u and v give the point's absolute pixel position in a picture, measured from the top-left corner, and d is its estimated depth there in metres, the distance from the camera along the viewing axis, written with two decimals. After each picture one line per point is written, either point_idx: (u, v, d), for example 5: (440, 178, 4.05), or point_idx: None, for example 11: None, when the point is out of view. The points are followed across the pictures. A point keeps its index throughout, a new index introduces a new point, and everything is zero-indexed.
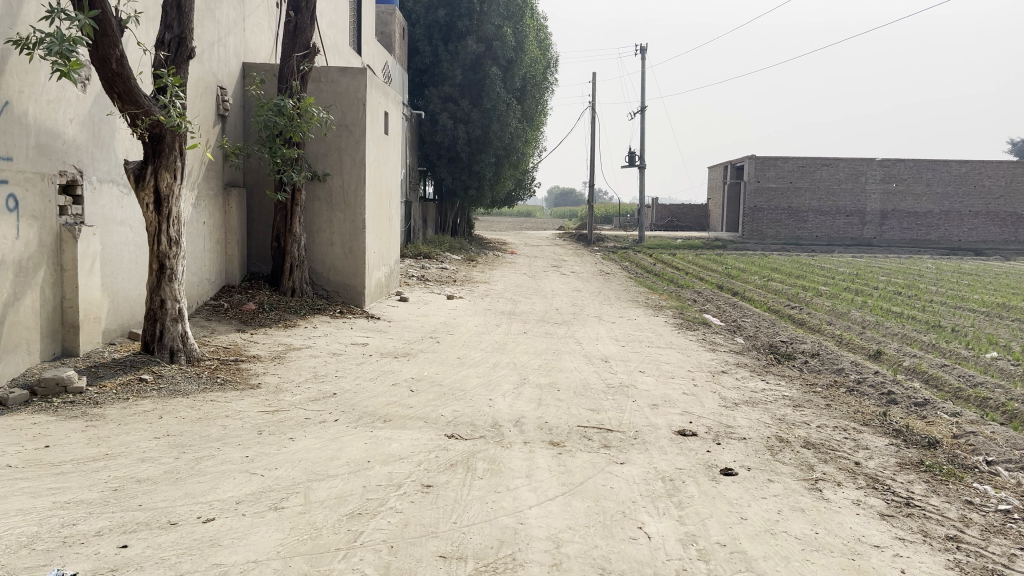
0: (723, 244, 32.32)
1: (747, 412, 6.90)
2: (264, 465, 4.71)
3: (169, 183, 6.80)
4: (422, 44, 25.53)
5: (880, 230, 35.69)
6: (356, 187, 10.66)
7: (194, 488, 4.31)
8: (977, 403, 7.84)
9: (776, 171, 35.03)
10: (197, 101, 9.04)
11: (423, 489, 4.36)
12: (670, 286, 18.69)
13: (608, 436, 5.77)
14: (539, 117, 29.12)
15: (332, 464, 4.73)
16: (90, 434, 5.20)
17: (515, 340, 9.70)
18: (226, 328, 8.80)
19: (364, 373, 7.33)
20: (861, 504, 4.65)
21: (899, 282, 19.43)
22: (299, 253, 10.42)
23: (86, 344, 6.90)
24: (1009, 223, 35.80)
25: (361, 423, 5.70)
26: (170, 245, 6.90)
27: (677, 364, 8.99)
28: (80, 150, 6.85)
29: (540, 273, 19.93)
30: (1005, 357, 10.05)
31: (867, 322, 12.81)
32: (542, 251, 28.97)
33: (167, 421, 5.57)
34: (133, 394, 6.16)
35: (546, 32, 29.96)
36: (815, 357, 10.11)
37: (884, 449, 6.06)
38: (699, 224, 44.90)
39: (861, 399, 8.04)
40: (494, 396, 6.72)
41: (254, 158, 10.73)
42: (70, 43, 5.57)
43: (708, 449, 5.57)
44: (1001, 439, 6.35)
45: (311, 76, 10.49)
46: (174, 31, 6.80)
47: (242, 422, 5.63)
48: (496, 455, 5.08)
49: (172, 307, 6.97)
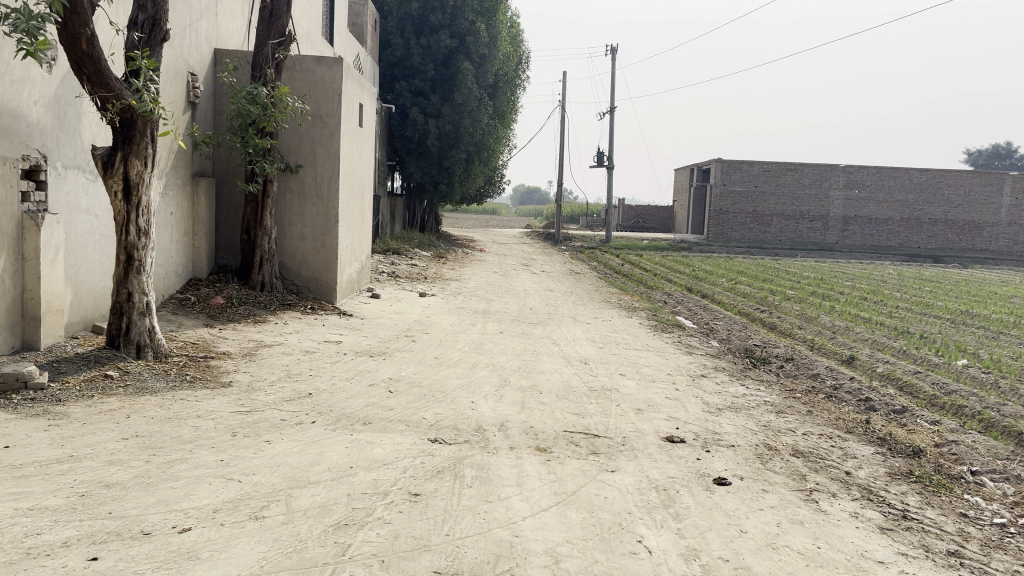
0: (689, 246, 32.41)
1: (731, 418, 6.78)
2: (240, 471, 4.46)
3: (139, 171, 6.50)
4: (395, 36, 25.19)
5: (842, 235, 36.09)
6: (330, 180, 10.39)
7: (167, 494, 4.06)
8: (954, 411, 7.79)
9: (742, 175, 35.22)
10: (167, 86, 8.74)
11: (411, 498, 4.16)
12: (639, 287, 18.58)
13: (596, 442, 5.61)
14: (510, 115, 28.92)
15: (313, 470, 4.50)
16: (52, 434, 4.91)
17: (491, 340, 9.50)
18: (193, 323, 8.49)
19: (340, 372, 7.10)
20: (858, 517, 4.54)
21: (864, 288, 19.57)
22: (270, 246, 10.12)
23: (47, 338, 6.58)
24: (967, 231, 36.34)
25: (340, 426, 5.47)
26: (139, 235, 6.60)
27: (657, 367, 8.87)
28: (45, 134, 6.53)
29: (511, 272, 19.75)
30: (976, 365, 10.08)
31: (838, 327, 12.83)
32: (511, 249, 28.72)
33: (135, 421, 5.30)
34: (98, 392, 5.87)
35: (519, 28, 29.79)
36: (791, 362, 10.07)
37: (871, 458, 5.97)
38: (665, 226, 45.05)
39: (840, 405, 7.98)
40: (476, 398, 6.53)
41: (224, 147, 10.41)
42: (38, 21, 5.24)
43: (698, 457, 5.45)
44: (983, 449, 6.29)
45: (285, 65, 10.19)
46: (149, 12, 6.48)
47: (215, 422, 5.38)
48: (483, 462, 4.89)
49: (140, 301, 6.68)
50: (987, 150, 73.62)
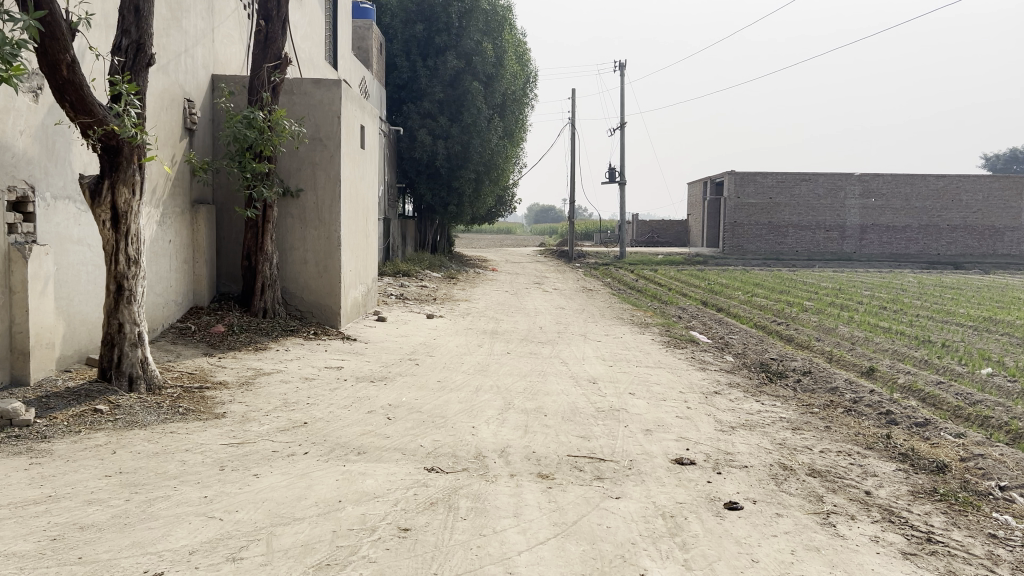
0: (704, 260, 32.05)
1: (745, 436, 6.51)
2: (224, 508, 4.25)
3: (127, 199, 6.36)
4: (400, 59, 25.18)
5: (860, 244, 35.65)
6: (331, 202, 10.25)
7: (143, 536, 3.85)
8: (980, 422, 7.47)
9: (755, 187, 34.90)
10: (162, 112, 8.61)
11: (400, 534, 3.94)
12: (653, 303, 18.31)
13: (600, 466, 5.36)
14: (518, 133, 28.82)
15: (299, 506, 4.27)
16: (32, 473, 4.72)
17: (498, 362, 9.26)
18: (193, 353, 8.32)
19: (339, 400, 6.88)
20: (879, 541, 4.26)
21: (883, 296, 19.21)
22: (271, 272, 9.95)
23: (37, 372, 6.43)
24: (987, 237, 35.82)
25: (333, 456, 5.26)
26: (129, 264, 6.44)
27: (668, 385, 8.60)
28: (32, 164, 6.40)
29: (522, 291, 19.53)
30: (1000, 373, 9.75)
31: (856, 338, 12.50)
32: (524, 268, 28.44)
33: (120, 457, 5.10)
34: (86, 427, 5.68)
35: (525, 48, 29.73)
36: (808, 376, 9.76)
37: (892, 476, 5.67)
38: (679, 240, 44.74)
39: (860, 419, 7.68)
40: (477, 423, 6.29)
41: (223, 173, 10.29)
42: (13, 47, 5.06)
43: (709, 480, 5.19)
44: (1011, 463, 5.99)
45: (283, 88, 10.08)
46: (132, 36, 6.35)
47: (203, 456, 5.18)
48: (480, 491, 4.65)
49: (131, 331, 6.50)
50: (1003, 154, 72.95)
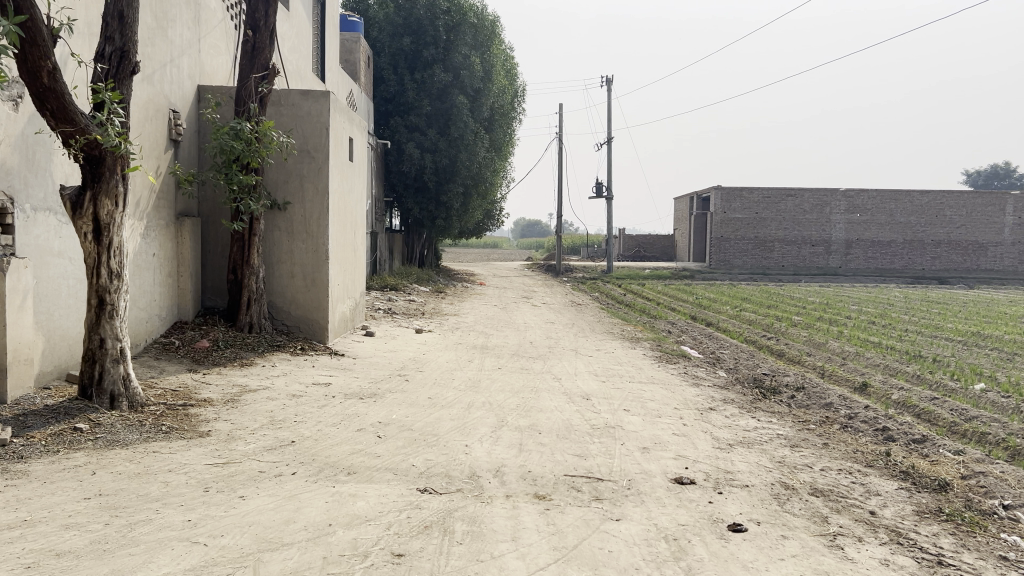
0: (691, 275, 32.02)
1: (744, 454, 6.37)
2: (208, 532, 4.06)
3: (110, 211, 6.17)
4: (388, 72, 25.01)
5: (845, 259, 35.73)
6: (320, 215, 10.09)
7: (123, 563, 3.66)
8: (977, 439, 7.35)
9: (742, 202, 34.93)
10: (146, 123, 8.43)
11: (394, 560, 3.77)
12: (642, 317, 18.20)
13: (599, 486, 5.20)
14: (506, 147, 28.74)
15: (288, 530, 4.09)
16: (7, 496, 4.51)
17: (488, 378, 9.09)
18: (176, 368, 8.11)
19: (327, 418, 6.69)
20: (889, 565, 4.13)
21: (871, 311, 19.19)
22: (258, 286, 9.76)
23: (15, 389, 6.21)
24: (971, 252, 36.01)
25: (322, 476, 5.08)
26: (111, 278, 6.25)
27: (662, 401, 8.45)
28: (11, 174, 6.22)
29: (511, 305, 19.40)
30: (994, 389, 9.60)
31: (847, 353, 12.42)
32: (511, 282, 28.26)
33: (100, 478, 4.90)
34: (65, 446, 5.48)
35: (513, 62, 29.70)
36: (801, 392, 9.63)
37: (895, 495, 5.54)
38: (666, 254, 44.81)
39: (857, 436, 7.54)
40: (470, 442, 6.11)
41: (208, 186, 10.11)
42: None
43: (710, 500, 5.04)
44: (1013, 480, 5.88)
45: (270, 99, 9.93)
46: (115, 44, 6.18)
47: (187, 477, 4.99)
48: (476, 514, 4.48)
49: (113, 347, 6.30)
50: (984, 170, 73.74)
